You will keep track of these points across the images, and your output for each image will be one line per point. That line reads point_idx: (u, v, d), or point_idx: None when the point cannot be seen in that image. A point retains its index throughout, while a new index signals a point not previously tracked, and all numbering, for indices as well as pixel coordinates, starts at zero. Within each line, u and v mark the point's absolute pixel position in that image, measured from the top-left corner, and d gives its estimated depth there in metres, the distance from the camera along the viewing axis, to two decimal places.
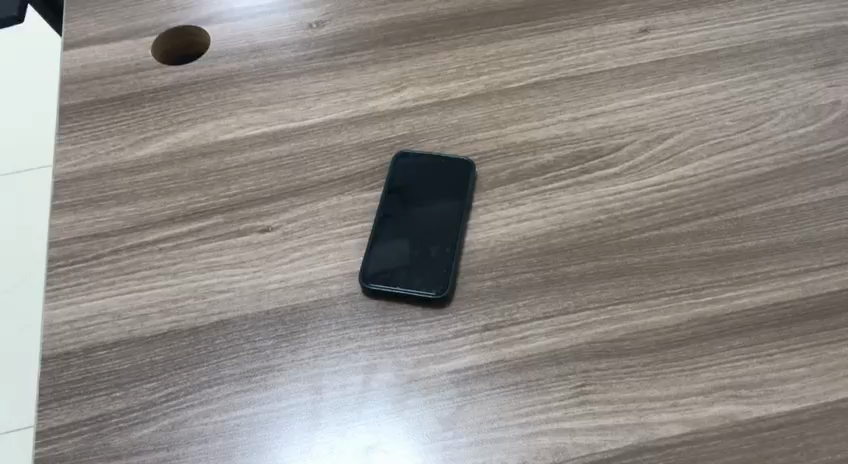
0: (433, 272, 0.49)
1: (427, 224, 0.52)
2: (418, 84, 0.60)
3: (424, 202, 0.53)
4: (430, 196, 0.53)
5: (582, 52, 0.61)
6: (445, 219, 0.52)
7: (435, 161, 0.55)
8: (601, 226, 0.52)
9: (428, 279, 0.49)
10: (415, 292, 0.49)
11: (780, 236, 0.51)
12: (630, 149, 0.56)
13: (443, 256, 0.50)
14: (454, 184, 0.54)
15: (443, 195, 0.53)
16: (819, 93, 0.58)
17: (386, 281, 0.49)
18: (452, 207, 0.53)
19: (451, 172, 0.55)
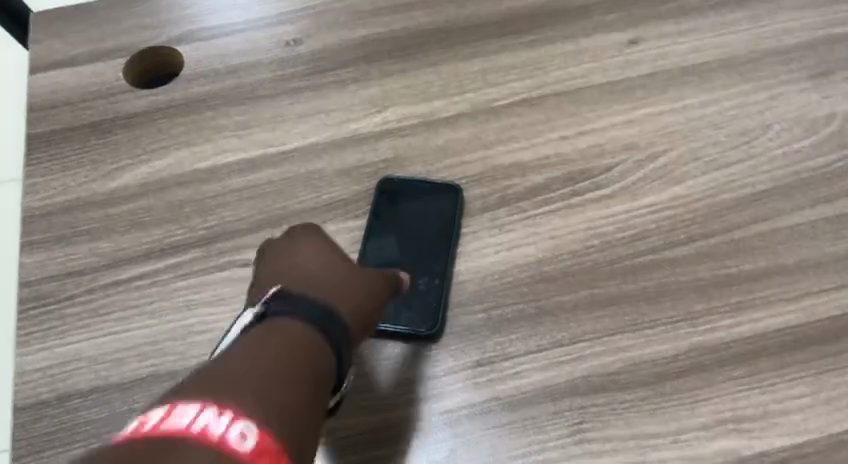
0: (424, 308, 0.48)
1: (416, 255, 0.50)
2: (401, 103, 0.58)
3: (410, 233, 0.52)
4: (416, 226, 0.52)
5: (569, 66, 0.60)
6: (434, 250, 0.51)
7: (420, 187, 0.54)
8: (595, 251, 0.50)
9: (418, 315, 0.48)
10: (406, 330, 0.47)
11: (779, 257, 0.50)
12: (621, 168, 0.54)
13: (433, 291, 0.49)
14: (440, 210, 0.52)
15: (430, 224, 0.52)
16: (814, 105, 0.57)
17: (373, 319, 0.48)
18: (440, 237, 0.51)
19: (437, 197, 0.53)
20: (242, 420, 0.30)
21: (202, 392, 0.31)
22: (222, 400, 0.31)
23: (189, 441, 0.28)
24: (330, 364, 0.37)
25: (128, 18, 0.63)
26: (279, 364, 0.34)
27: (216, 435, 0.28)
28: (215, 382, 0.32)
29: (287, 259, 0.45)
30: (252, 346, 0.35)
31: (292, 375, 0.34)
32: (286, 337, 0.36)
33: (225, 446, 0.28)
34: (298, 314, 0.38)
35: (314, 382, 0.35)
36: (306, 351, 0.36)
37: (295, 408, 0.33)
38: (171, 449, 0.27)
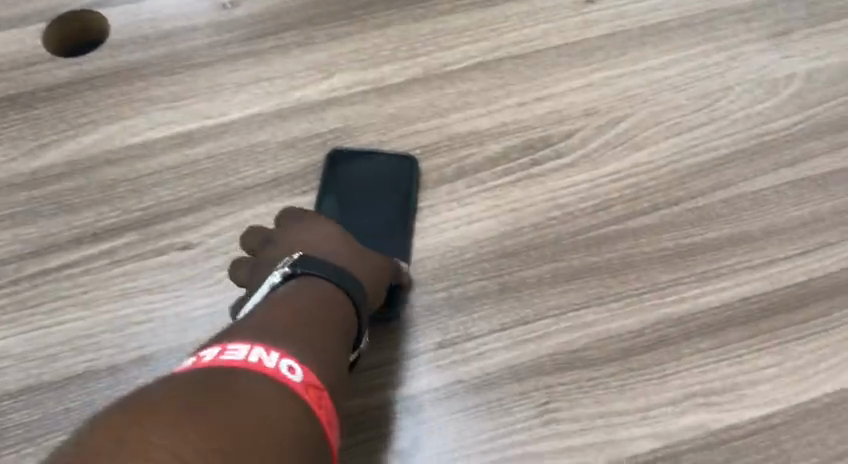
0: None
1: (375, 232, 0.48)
2: (348, 69, 0.55)
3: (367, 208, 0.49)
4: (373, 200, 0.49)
5: (525, 27, 0.57)
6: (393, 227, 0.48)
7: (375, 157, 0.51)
8: (557, 223, 0.48)
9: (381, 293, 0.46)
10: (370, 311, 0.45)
11: (743, 224, 0.48)
12: (581, 135, 0.52)
13: None
14: (398, 181, 0.50)
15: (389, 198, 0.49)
16: (774, 66, 0.55)
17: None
18: (399, 212, 0.49)
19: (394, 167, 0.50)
20: (289, 356, 0.32)
21: (250, 338, 0.32)
22: (268, 340, 0.32)
23: (251, 371, 0.30)
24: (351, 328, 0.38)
25: None
26: (312, 318, 0.35)
27: (273, 367, 0.30)
28: (261, 330, 0.33)
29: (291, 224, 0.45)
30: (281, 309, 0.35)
31: (325, 330, 0.35)
32: (312, 304, 0.36)
33: (282, 380, 0.30)
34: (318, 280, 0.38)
35: (341, 344, 0.36)
36: (331, 316, 0.36)
37: (331, 358, 0.34)
38: (238, 375, 0.29)
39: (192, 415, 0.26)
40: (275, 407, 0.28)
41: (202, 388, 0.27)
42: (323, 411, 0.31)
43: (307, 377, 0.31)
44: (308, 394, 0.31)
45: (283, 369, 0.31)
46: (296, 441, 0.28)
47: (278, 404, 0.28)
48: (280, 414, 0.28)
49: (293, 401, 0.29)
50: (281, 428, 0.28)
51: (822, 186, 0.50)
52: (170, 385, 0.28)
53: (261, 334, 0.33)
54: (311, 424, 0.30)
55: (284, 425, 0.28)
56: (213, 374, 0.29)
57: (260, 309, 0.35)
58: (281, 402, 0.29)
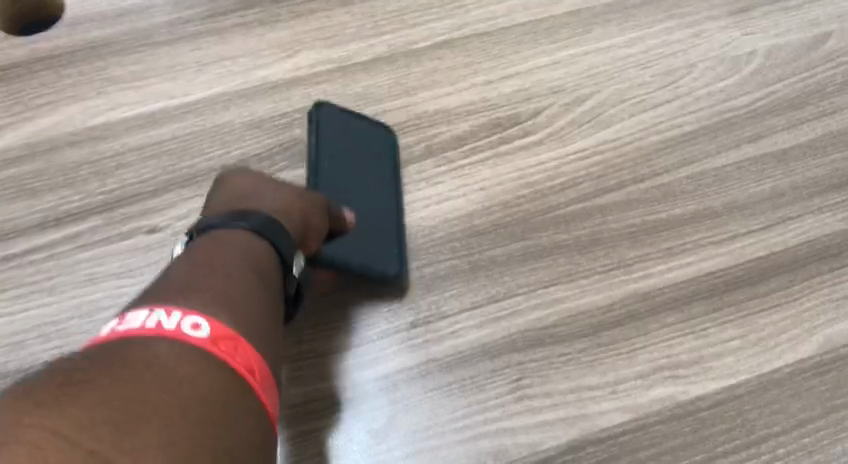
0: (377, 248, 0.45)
1: (362, 190, 0.47)
2: (313, 47, 0.54)
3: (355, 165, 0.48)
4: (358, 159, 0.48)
5: (489, 5, 0.57)
6: (379, 190, 0.48)
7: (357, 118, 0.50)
8: (526, 201, 0.49)
9: (372, 252, 0.45)
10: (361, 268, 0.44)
11: (707, 200, 0.49)
12: (548, 113, 0.52)
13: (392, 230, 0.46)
14: (381, 146, 0.49)
15: (373, 161, 0.48)
16: (735, 43, 0.56)
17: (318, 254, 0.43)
18: (387, 172, 0.49)
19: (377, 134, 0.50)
20: (192, 310, 0.28)
21: (148, 303, 0.28)
22: (167, 301, 0.28)
23: (144, 339, 0.26)
24: (276, 274, 0.35)
25: None
26: (233, 274, 0.31)
27: (171, 328, 0.26)
28: (173, 289, 0.30)
29: (225, 185, 0.42)
30: (187, 264, 0.32)
31: (242, 277, 0.32)
32: (221, 252, 0.33)
33: (185, 339, 0.26)
34: (228, 227, 0.34)
35: (262, 287, 0.32)
36: (246, 261, 0.33)
37: (253, 307, 0.31)
38: (133, 346, 0.25)
39: (70, 395, 0.22)
40: (176, 370, 0.25)
41: (80, 370, 0.23)
42: (244, 364, 0.27)
43: (217, 327, 0.28)
44: (220, 350, 0.27)
45: (184, 326, 0.27)
46: (207, 401, 0.25)
47: (179, 368, 0.25)
48: (182, 376, 0.25)
49: (199, 359, 0.26)
50: (185, 391, 0.24)
51: (782, 162, 0.51)
52: (44, 373, 0.23)
53: (160, 297, 0.28)
54: (230, 380, 0.26)
55: (186, 386, 0.24)
56: (95, 354, 0.25)
57: (167, 270, 0.32)
58: (181, 364, 0.25)
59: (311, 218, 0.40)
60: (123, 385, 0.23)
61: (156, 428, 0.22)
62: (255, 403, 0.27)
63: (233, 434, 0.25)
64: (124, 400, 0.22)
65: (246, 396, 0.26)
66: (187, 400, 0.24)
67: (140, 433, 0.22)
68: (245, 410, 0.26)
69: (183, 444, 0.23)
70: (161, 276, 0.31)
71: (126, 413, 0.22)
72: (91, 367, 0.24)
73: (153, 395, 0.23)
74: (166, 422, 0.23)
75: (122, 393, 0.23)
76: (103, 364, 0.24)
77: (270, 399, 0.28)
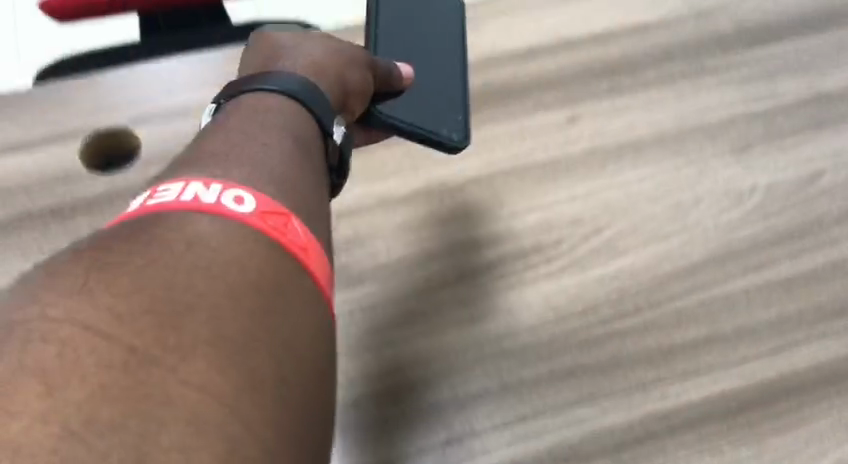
0: (443, 105, 0.58)
1: (432, 63, 0.60)
2: (357, 182, 0.60)
3: (420, 35, 0.61)
4: (424, 12, 0.62)
5: (514, 144, 0.63)
6: (446, 52, 0.61)
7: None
8: (551, 324, 0.53)
9: (440, 121, 0.57)
10: (433, 134, 0.56)
11: (718, 325, 0.54)
12: (569, 243, 0.58)
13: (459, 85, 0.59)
14: (448, 22, 0.63)
15: (438, 19, 0.63)
16: (738, 179, 0.62)
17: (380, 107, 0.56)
18: (454, 49, 0.61)
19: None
20: (232, 186, 0.34)
21: (201, 163, 0.36)
22: (212, 177, 0.34)
23: (190, 211, 0.32)
24: (312, 125, 0.43)
25: (80, 99, 0.64)
26: (271, 161, 0.37)
27: (214, 202, 0.32)
28: (215, 161, 0.36)
29: (262, 47, 0.52)
30: (238, 121, 0.40)
31: (277, 148, 0.38)
32: (267, 113, 0.41)
33: (226, 212, 0.32)
34: (269, 88, 0.43)
35: (302, 155, 0.40)
36: (289, 120, 0.41)
37: (287, 169, 0.37)
38: (174, 215, 0.31)
39: (118, 285, 0.28)
40: (218, 247, 0.31)
41: (131, 245, 0.30)
42: (290, 239, 0.33)
43: (258, 203, 0.34)
44: (266, 222, 0.33)
45: (226, 200, 0.33)
46: (246, 277, 0.31)
47: (219, 244, 0.31)
48: (226, 255, 0.31)
49: (242, 233, 0.32)
50: (225, 275, 0.30)
51: (786, 288, 0.56)
52: (113, 237, 0.31)
53: (210, 165, 0.35)
54: (276, 260, 0.32)
55: (228, 268, 0.30)
56: (150, 222, 0.31)
57: (211, 130, 0.40)
58: (223, 242, 0.31)
59: (348, 79, 0.50)
60: (172, 271, 0.29)
61: (200, 318, 0.28)
62: (304, 276, 0.33)
63: (274, 302, 0.31)
64: (167, 283, 0.28)
65: (294, 274, 0.33)
66: (226, 289, 0.30)
67: (179, 324, 0.27)
68: (285, 283, 0.32)
69: (223, 319, 0.29)
70: (214, 129, 0.40)
71: (167, 303, 0.28)
72: (146, 241, 0.30)
73: (197, 283, 0.29)
74: (206, 307, 0.28)
75: (166, 282, 0.28)
76: (154, 235, 0.30)
77: (320, 267, 0.34)
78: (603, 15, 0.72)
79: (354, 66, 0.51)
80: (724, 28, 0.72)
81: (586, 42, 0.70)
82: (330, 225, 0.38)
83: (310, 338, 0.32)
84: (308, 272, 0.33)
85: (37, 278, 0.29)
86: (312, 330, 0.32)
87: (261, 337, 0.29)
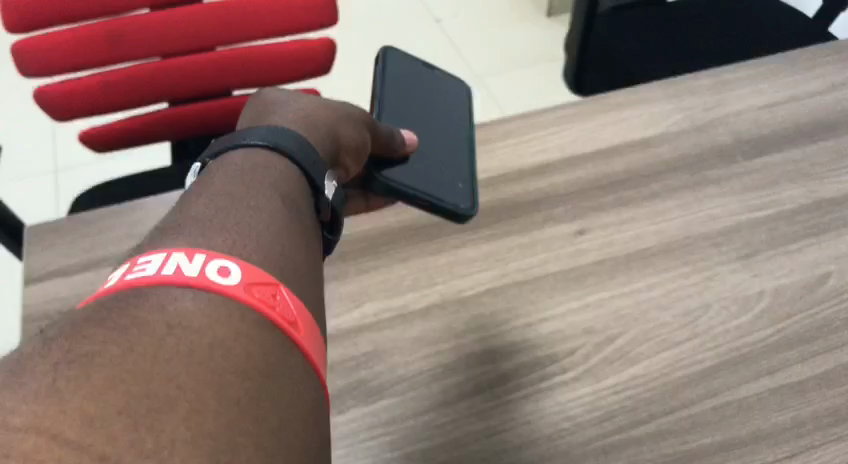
0: (449, 182, 0.63)
1: (437, 144, 0.66)
2: (377, 297, 0.63)
3: (426, 124, 0.68)
4: (429, 108, 0.70)
5: (526, 256, 0.66)
6: (450, 139, 0.68)
7: (429, 69, 0.73)
8: (568, 433, 0.54)
9: (447, 193, 0.62)
10: (440, 201, 0.61)
11: (733, 430, 0.54)
12: (582, 351, 0.59)
13: (463, 168, 0.65)
14: (456, 120, 0.70)
15: (443, 111, 0.70)
16: (745, 284, 0.64)
17: (383, 173, 0.61)
18: (460, 138, 0.68)
19: (446, 82, 0.73)
20: (216, 257, 0.35)
21: (186, 228, 0.38)
22: (195, 247, 0.35)
23: (174, 285, 0.32)
24: (302, 185, 0.46)
25: (118, 229, 0.70)
26: (258, 227, 0.40)
27: (196, 274, 0.33)
28: (201, 230, 0.37)
29: (256, 109, 0.56)
30: (226, 182, 0.43)
31: (263, 212, 0.41)
32: (257, 171, 0.44)
33: (210, 285, 0.33)
34: (258, 142, 0.46)
35: (289, 216, 0.43)
36: (280, 178, 0.45)
37: (273, 234, 0.40)
38: (156, 293, 0.32)
39: (91, 383, 0.26)
40: (200, 328, 0.31)
41: (106, 331, 0.29)
42: (277, 312, 0.35)
43: (243, 275, 0.35)
44: (253, 293, 0.34)
45: (209, 272, 0.34)
46: (230, 362, 0.31)
47: (201, 325, 0.31)
48: (208, 338, 0.31)
49: (227, 308, 0.33)
50: (206, 360, 0.30)
51: (800, 392, 0.56)
52: (87, 320, 0.30)
53: (197, 233, 0.37)
54: (265, 339, 0.33)
55: (210, 352, 0.31)
56: (130, 299, 0.31)
57: (199, 190, 0.43)
58: (205, 322, 0.31)
59: (341, 137, 0.55)
60: (149, 359, 0.29)
61: (182, 414, 0.27)
62: (292, 347, 0.34)
63: (258, 385, 0.31)
64: (145, 374, 0.28)
65: (280, 349, 0.33)
66: (207, 376, 0.30)
67: (159, 424, 0.27)
68: (271, 361, 0.33)
69: (204, 411, 0.28)
70: (200, 192, 0.42)
71: (144, 398, 0.27)
72: (122, 326, 0.30)
73: (177, 372, 0.29)
74: (188, 400, 0.28)
75: (144, 372, 0.28)
76: (131, 321, 0.30)
77: (308, 338, 0.35)
78: (606, 132, 0.77)
79: (349, 125, 0.56)
80: (723, 140, 0.76)
81: (591, 159, 0.74)
82: (315, 293, 0.40)
83: (294, 425, 0.32)
84: (297, 344, 0.34)
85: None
86: (300, 405, 0.33)
87: (246, 424, 0.29)
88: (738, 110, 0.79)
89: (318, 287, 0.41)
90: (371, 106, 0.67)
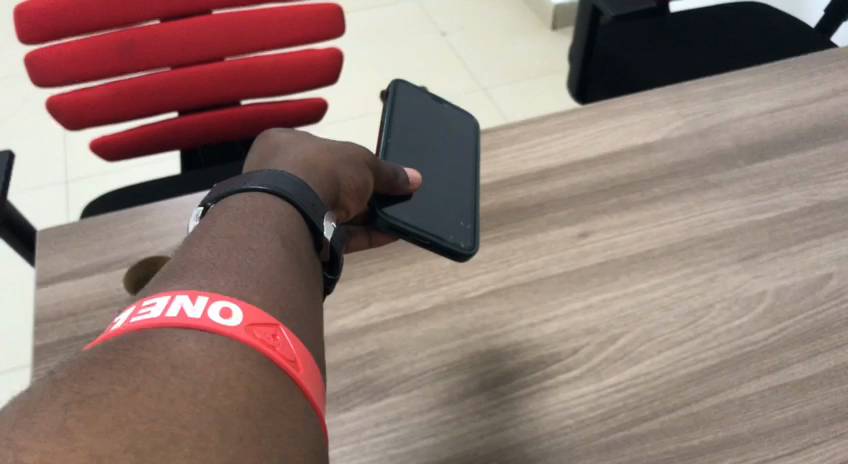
0: (451, 221, 0.64)
1: (441, 181, 0.67)
2: (383, 298, 0.64)
3: (432, 157, 0.70)
4: (436, 141, 0.71)
5: (530, 258, 0.67)
6: (454, 175, 0.69)
7: (439, 102, 0.75)
8: (570, 430, 0.55)
9: (449, 232, 0.63)
10: (440, 239, 0.61)
11: (735, 427, 0.55)
12: (586, 351, 0.60)
13: (466, 210, 0.66)
14: (463, 159, 0.71)
15: (449, 151, 0.71)
16: (747, 285, 0.64)
17: (384, 210, 0.61)
18: (465, 177, 0.69)
19: (455, 116, 0.75)
20: (218, 298, 0.36)
21: (189, 271, 0.38)
22: (199, 289, 0.36)
23: (178, 327, 0.33)
24: (302, 226, 0.47)
25: (127, 232, 0.72)
26: (258, 272, 0.40)
27: (200, 316, 0.34)
28: (205, 274, 0.38)
29: (263, 149, 0.57)
30: (228, 224, 0.44)
31: (265, 254, 0.42)
32: (257, 214, 0.45)
33: (213, 326, 0.34)
34: (259, 187, 0.47)
35: (289, 257, 0.44)
36: (280, 220, 0.46)
37: (273, 275, 0.41)
38: (159, 334, 0.33)
39: (98, 423, 0.27)
40: (203, 369, 0.32)
41: (113, 373, 0.30)
42: (278, 351, 0.36)
43: (244, 316, 0.36)
44: (254, 334, 0.35)
45: (211, 314, 0.35)
46: (233, 401, 0.32)
47: (204, 365, 0.32)
48: (211, 378, 0.32)
49: (229, 348, 0.34)
50: (210, 400, 0.31)
51: (801, 390, 0.57)
52: (95, 361, 0.31)
53: (199, 277, 0.38)
54: (267, 379, 0.34)
55: (214, 391, 0.31)
56: (135, 340, 0.32)
57: (200, 233, 0.43)
58: (207, 362, 0.32)
59: (341, 178, 0.55)
60: (155, 400, 0.29)
61: (186, 452, 0.28)
62: (293, 385, 0.35)
63: (260, 422, 0.32)
64: (151, 415, 0.29)
65: (281, 386, 0.34)
66: (210, 415, 0.30)
67: (164, 462, 0.27)
68: (272, 400, 0.33)
69: (207, 449, 0.29)
70: (202, 234, 0.43)
71: (152, 437, 0.28)
72: (128, 367, 0.30)
73: (181, 412, 0.30)
74: (192, 438, 0.29)
75: (149, 412, 0.29)
76: (138, 362, 0.31)
77: (307, 377, 0.37)
78: (608, 139, 0.78)
79: (354, 165, 0.57)
80: (725, 145, 0.77)
81: (593, 163, 0.75)
82: (314, 330, 0.41)
83: (294, 461, 0.33)
84: (297, 383, 0.35)
85: (11, 413, 0.28)
86: (299, 441, 0.34)
87: (247, 462, 0.30)
88: (739, 116, 0.80)
89: (316, 323, 0.42)
90: (376, 142, 0.67)
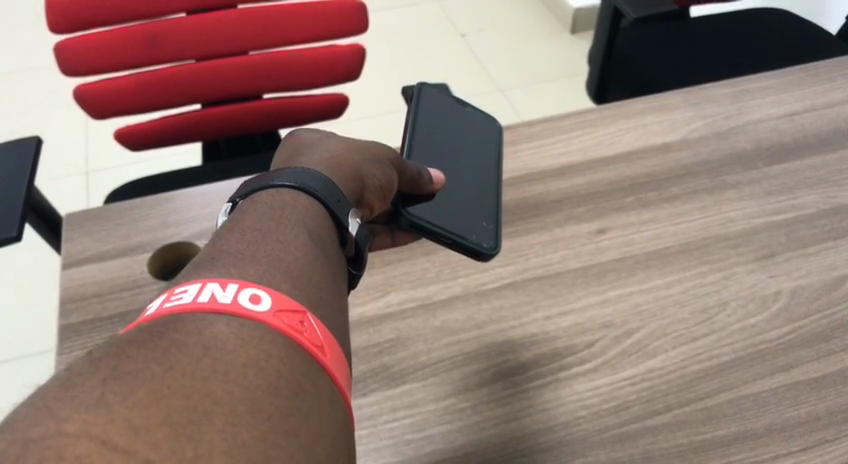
0: (474, 221, 0.65)
1: (464, 181, 0.68)
2: (401, 287, 0.65)
3: (456, 158, 0.70)
4: (460, 142, 0.72)
5: (547, 253, 0.68)
6: (478, 176, 0.70)
7: (463, 105, 0.76)
8: (584, 421, 0.56)
9: (471, 231, 0.63)
10: (462, 238, 0.62)
11: (749, 422, 0.55)
12: (601, 344, 0.61)
13: (490, 209, 0.67)
14: (486, 159, 0.71)
15: (473, 152, 0.72)
16: (762, 284, 0.65)
17: (408, 208, 0.62)
18: (488, 178, 0.70)
19: (479, 120, 0.76)
20: (248, 286, 0.37)
21: (220, 260, 0.39)
22: (229, 277, 0.37)
23: (210, 312, 0.34)
24: (327, 221, 0.48)
25: (151, 218, 0.73)
26: (284, 262, 0.41)
27: (230, 302, 0.35)
28: (235, 263, 0.39)
29: (288, 148, 0.58)
30: (256, 218, 0.45)
31: (292, 246, 0.43)
32: (285, 207, 0.46)
33: (243, 312, 0.35)
34: (286, 182, 0.48)
35: (315, 249, 0.45)
36: (306, 214, 0.47)
37: (301, 266, 0.42)
38: (191, 319, 0.34)
39: (135, 396, 0.28)
40: (234, 350, 0.33)
41: (148, 353, 0.31)
42: (305, 337, 0.36)
43: (272, 303, 0.37)
44: (283, 321, 0.36)
45: (242, 300, 0.36)
46: (263, 380, 0.32)
47: (235, 346, 0.33)
48: (242, 358, 0.33)
49: (258, 332, 0.35)
50: (240, 378, 0.32)
51: (815, 389, 0.57)
52: (130, 341, 0.32)
53: (228, 265, 0.39)
54: (295, 362, 0.35)
55: (244, 371, 0.32)
56: (169, 324, 0.33)
57: (230, 226, 0.44)
58: (238, 344, 0.33)
59: (365, 177, 0.56)
60: (188, 378, 0.30)
61: (218, 427, 0.29)
62: (320, 369, 0.36)
63: (289, 402, 0.33)
64: (185, 391, 0.30)
65: (309, 369, 0.35)
66: (241, 393, 0.31)
67: (196, 435, 0.28)
68: (300, 381, 0.34)
69: (238, 425, 0.30)
70: (231, 227, 0.44)
71: (185, 413, 0.29)
72: (162, 347, 0.31)
73: (214, 389, 0.30)
74: (223, 414, 0.30)
75: (183, 389, 0.30)
76: (171, 343, 0.32)
77: (333, 362, 0.37)
78: (627, 138, 0.78)
79: (377, 165, 0.58)
80: (743, 146, 0.77)
81: (611, 160, 0.76)
82: (338, 317, 0.42)
83: (321, 441, 0.33)
84: (323, 367, 0.36)
85: (51, 389, 0.29)
86: (326, 423, 0.34)
87: (276, 439, 0.31)
88: (759, 118, 0.80)
89: (340, 313, 0.43)
90: (401, 144, 0.68)
